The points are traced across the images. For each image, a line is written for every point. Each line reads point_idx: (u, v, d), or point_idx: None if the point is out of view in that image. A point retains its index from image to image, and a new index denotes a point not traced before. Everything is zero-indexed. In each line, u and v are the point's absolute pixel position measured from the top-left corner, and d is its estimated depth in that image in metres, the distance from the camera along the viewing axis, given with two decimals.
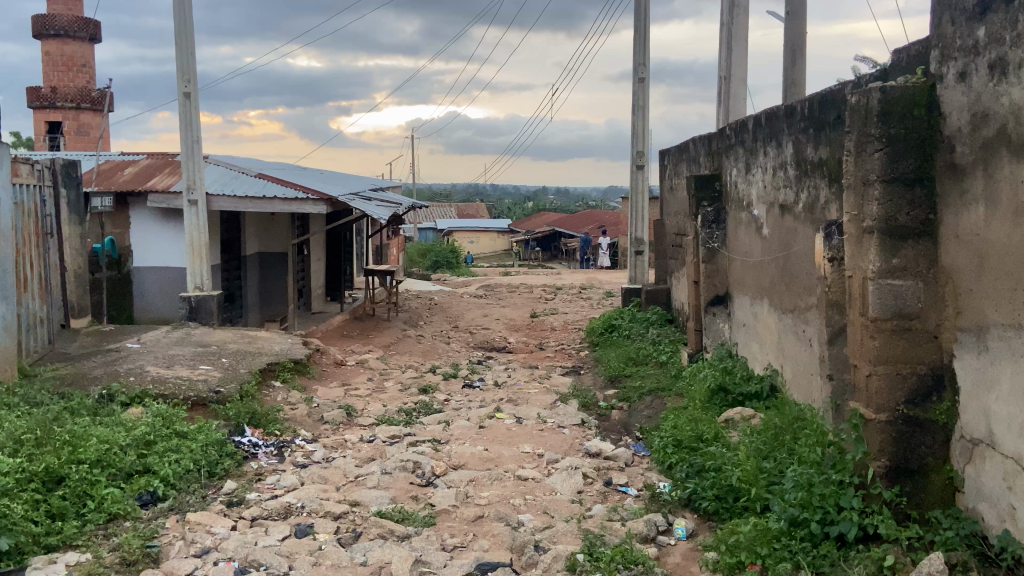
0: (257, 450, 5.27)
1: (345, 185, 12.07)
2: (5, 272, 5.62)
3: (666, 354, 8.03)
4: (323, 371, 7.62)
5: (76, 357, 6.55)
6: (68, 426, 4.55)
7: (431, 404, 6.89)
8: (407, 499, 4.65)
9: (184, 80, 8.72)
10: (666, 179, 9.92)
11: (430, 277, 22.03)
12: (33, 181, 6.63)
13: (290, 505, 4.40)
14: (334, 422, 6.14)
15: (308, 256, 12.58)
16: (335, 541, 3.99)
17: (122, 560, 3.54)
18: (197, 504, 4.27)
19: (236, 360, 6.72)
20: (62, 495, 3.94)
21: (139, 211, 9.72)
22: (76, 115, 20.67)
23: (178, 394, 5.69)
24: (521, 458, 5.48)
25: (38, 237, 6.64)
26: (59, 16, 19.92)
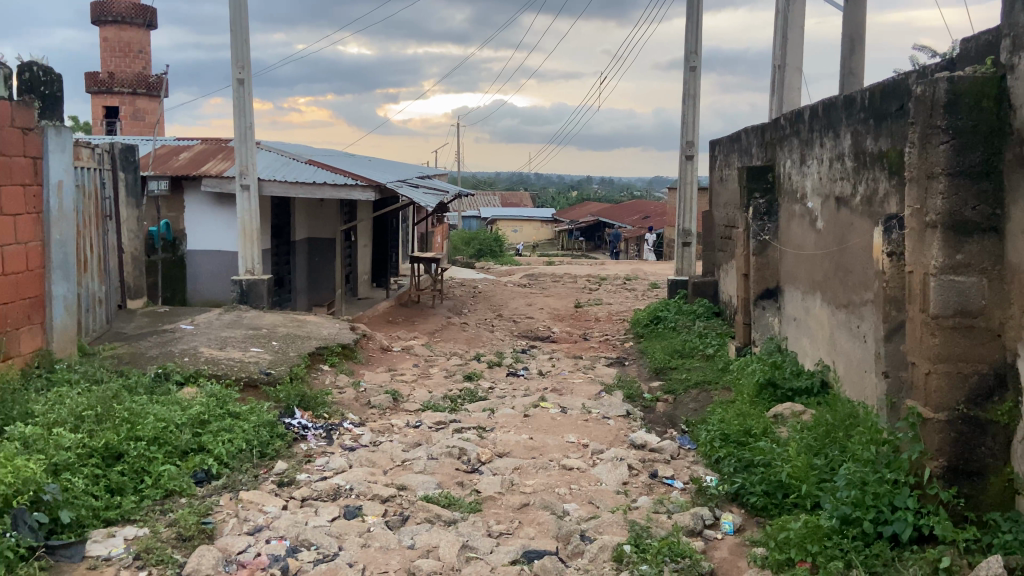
0: (306, 432, 5.36)
1: (393, 172, 12.18)
2: (66, 252, 5.78)
3: (712, 347, 7.93)
4: (370, 356, 7.71)
5: (133, 336, 6.73)
6: (126, 403, 4.68)
7: (476, 392, 6.92)
8: (453, 484, 4.69)
9: (238, 66, 8.85)
10: (717, 169, 9.79)
11: (474, 265, 22.11)
12: (94, 164, 6.81)
13: (339, 487, 4.47)
14: (381, 407, 6.21)
15: (354, 243, 12.79)
16: (384, 524, 4.04)
17: (178, 536, 3.62)
18: (249, 483, 4.36)
19: (287, 344, 6.84)
20: (121, 471, 4.06)
21: (194, 196, 9.94)
22: (133, 100, 21.17)
23: (231, 375, 5.82)
24: (565, 448, 5.48)
25: (97, 220, 6.82)
26: (118, 3, 20.42)
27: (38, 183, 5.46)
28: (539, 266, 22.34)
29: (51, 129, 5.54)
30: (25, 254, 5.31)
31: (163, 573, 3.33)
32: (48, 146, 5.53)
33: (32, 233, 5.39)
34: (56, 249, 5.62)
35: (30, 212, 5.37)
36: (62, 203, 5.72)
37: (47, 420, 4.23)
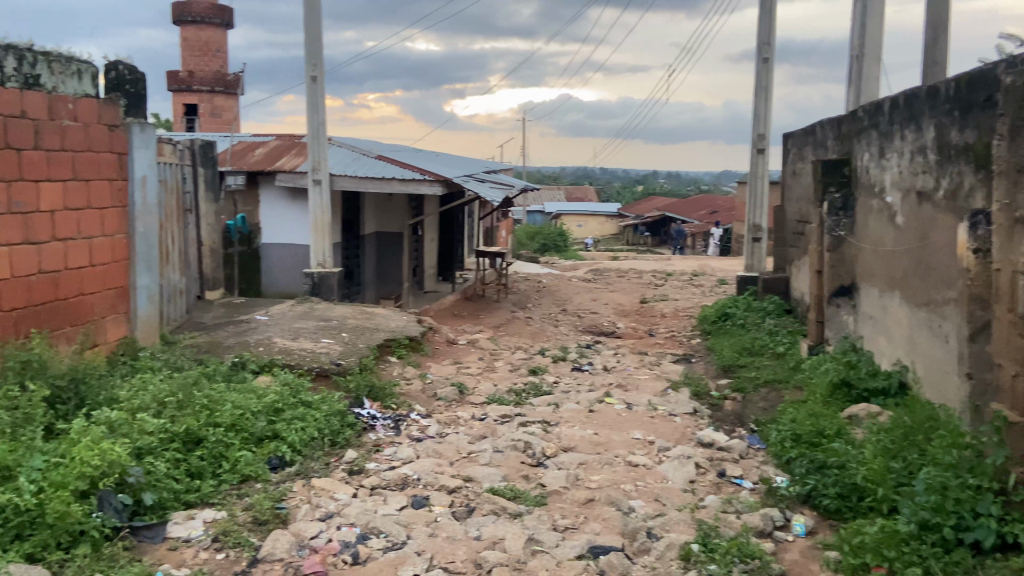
0: (375, 422, 5.47)
1: (460, 167, 12.29)
2: (148, 245, 6.03)
3: (783, 345, 7.75)
4: (436, 349, 7.80)
5: (211, 326, 6.98)
6: (205, 390, 4.86)
7: (540, 386, 6.94)
8: (519, 478, 4.72)
9: (311, 64, 9.04)
10: (790, 163, 9.54)
11: (539, 260, 22.13)
12: (176, 160, 7.07)
13: (406, 476, 4.55)
14: (447, 399, 6.29)
15: (421, 237, 12.96)
16: (450, 514, 4.10)
17: (254, 519, 3.74)
18: (321, 470, 4.48)
19: (356, 336, 6.98)
20: (200, 456, 4.22)
21: (269, 191, 10.23)
22: (211, 97, 21.90)
23: (303, 365, 5.98)
24: (631, 444, 5.45)
25: (178, 214, 7.09)
26: (197, 3, 21.14)
27: (123, 178, 5.70)
28: (604, 261, 22.20)
29: (135, 126, 5.77)
30: (111, 247, 5.56)
31: (240, 556, 3.45)
32: (133, 143, 5.76)
33: (117, 226, 5.64)
34: (139, 242, 5.87)
35: (116, 206, 5.62)
36: (145, 198, 5.96)
37: (131, 406, 4.39)
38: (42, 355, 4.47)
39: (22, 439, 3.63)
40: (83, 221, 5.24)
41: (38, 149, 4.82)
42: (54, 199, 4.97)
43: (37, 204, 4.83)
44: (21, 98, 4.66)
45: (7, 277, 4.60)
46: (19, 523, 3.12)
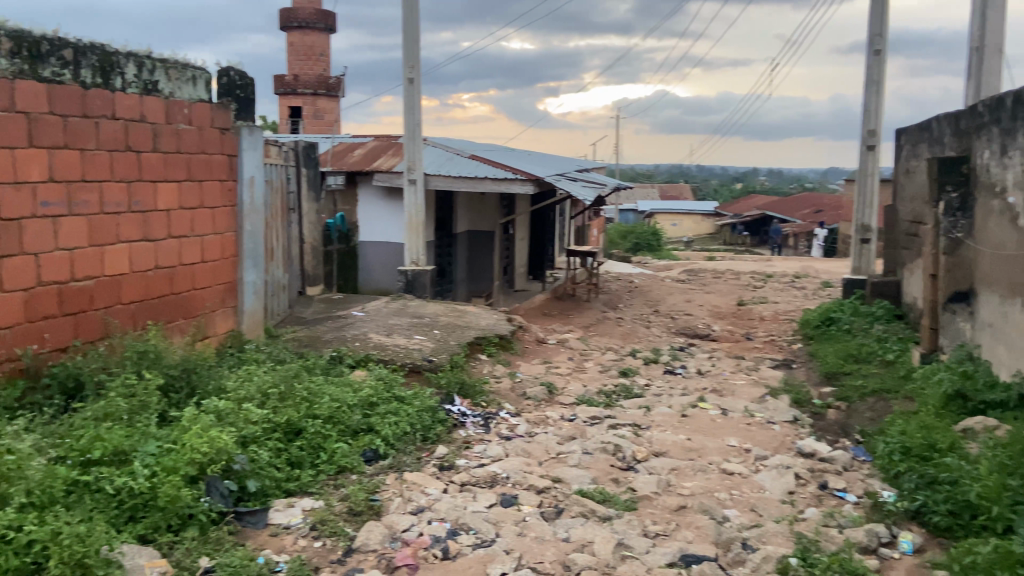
0: (465, 419, 5.51)
1: (553, 166, 12.28)
2: (255, 242, 6.29)
3: (892, 353, 7.36)
4: (527, 348, 7.81)
5: (311, 321, 7.23)
6: (305, 383, 5.02)
7: (631, 389, 6.84)
8: (609, 481, 4.66)
9: (408, 66, 9.21)
10: (902, 161, 9.05)
11: (632, 259, 21.87)
12: (280, 161, 7.36)
13: (496, 474, 4.57)
14: (537, 398, 6.28)
15: (513, 236, 13.04)
16: (539, 514, 4.08)
17: (349, 510, 3.83)
18: (413, 465, 4.56)
19: (448, 333, 7.07)
20: (300, 446, 4.37)
21: (366, 190, 10.51)
22: (314, 99, 22.73)
23: (397, 360, 6.11)
24: (726, 452, 5.29)
25: (282, 212, 7.38)
26: (302, 9, 21.97)
27: (233, 178, 5.96)
28: (700, 261, 21.71)
29: (244, 129, 6.00)
30: (221, 243, 5.83)
31: (336, 545, 3.54)
32: (242, 144, 6.01)
33: (226, 224, 5.91)
34: (247, 239, 6.13)
35: (225, 205, 5.88)
36: (253, 197, 6.22)
37: (237, 395, 4.59)
38: (157, 345, 4.74)
39: (138, 424, 3.85)
40: (195, 219, 5.52)
41: (155, 151, 5.09)
42: (170, 199, 5.26)
43: (155, 203, 5.11)
44: (141, 103, 4.93)
45: (127, 272, 4.89)
46: (134, 505, 3.30)
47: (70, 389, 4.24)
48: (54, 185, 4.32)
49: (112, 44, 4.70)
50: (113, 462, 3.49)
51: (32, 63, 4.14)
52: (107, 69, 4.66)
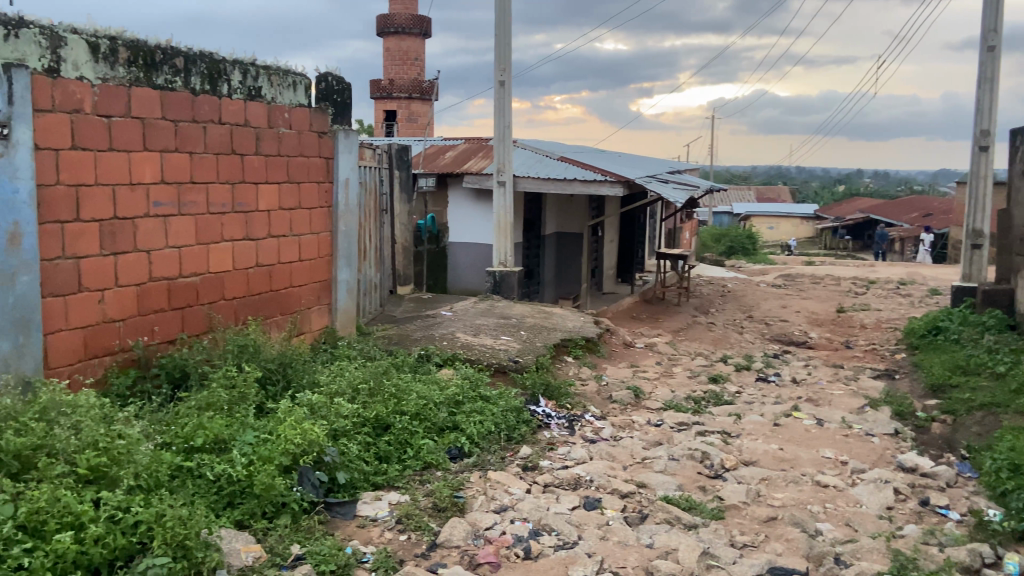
0: (550, 420, 5.50)
1: (644, 168, 12.13)
2: (349, 242, 6.49)
3: (1005, 365, 6.90)
4: (614, 351, 7.74)
5: (401, 319, 7.39)
6: (394, 379, 5.13)
7: (721, 395, 6.67)
8: (695, 488, 4.56)
9: (500, 69, 9.28)
10: (1018, 161, 8.49)
11: (726, 263, 21.34)
12: (374, 163, 7.56)
13: (580, 477, 4.54)
14: (623, 402, 6.21)
15: (602, 238, 12.96)
16: (623, 519, 4.03)
17: (434, 505, 3.89)
18: (497, 464, 4.59)
19: (534, 334, 7.09)
20: (388, 441, 4.47)
21: (457, 192, 10.67)
22: (408, 103, 23.25)
23: (483, 360, 6.17)
24: (821, 463, 5.09)
25: (375, 213, 7.58)
26: (398, 15, 22.53)
27: (329, 180, 6.16)
28: (798, 266, 20.96)
29: (341, 133, 6.19)
30: (317, 243, 6.04)
31: (421, 539, 3.60)
32: (339, 148, 6.19)
33: (322, 225, 6.12)
34: (341, 239, 6.33)
35: (322, 207, 6.09)
36: (348, 198, 6.41)
37: (330, 390, 4.73)
38: (256, 339, 4.95)
39: (237, 415, 4.03)
40: (294, 219, 5.74)
41: (258, 154, 5.33)
42: (270, 200, 5.48)
43: (256, 204, 5.34)
44: (245, 108, 5.17)
45: (230, 269, 5.13)
46: (232, 491, 3.46)
47: (176, 378, 4.48)
48: (165, 186, 4.58)
49: (219, 53, 4.95)
50: (214, 450, 3.68)
51: (147, 71, 4.40)
52: (215, 77, 4.91)
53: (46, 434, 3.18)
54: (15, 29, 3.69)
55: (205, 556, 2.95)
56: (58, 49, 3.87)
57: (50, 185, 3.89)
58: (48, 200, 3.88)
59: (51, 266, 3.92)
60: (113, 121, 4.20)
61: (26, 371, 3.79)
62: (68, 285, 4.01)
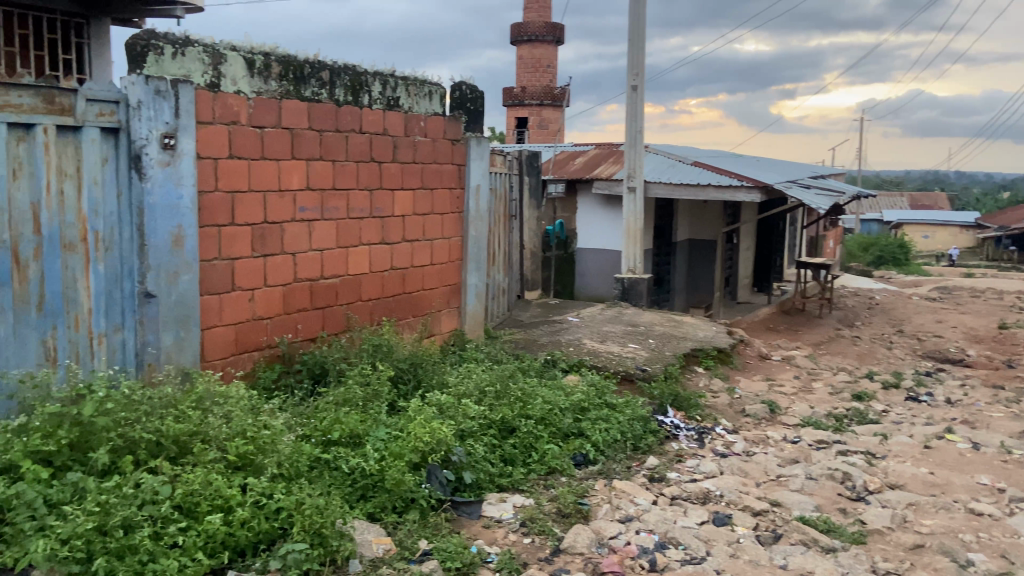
0: (678, 431, 5.36)
1: (782, 173, 11.64)
2: (479, 247, 6.61)
3: None
4: (747, 363, 7.45)
5: (528, 324, 7.45)
6: (520, 383, 5.16)
7: (865, 414, 6.26)
8: (834, 510, 4.30)
9: (633, 74, 9.16)
10: None
11: (873, 274, 20.07)
12: (505, 170, 7.67)
13: (709, 491, 4.38)
14: (756, 416, 5.95)
15: (736, 245, 12.54)
16: (754, 537, 3.86)
17: (558, 511, 3.87)
18: (623, 473, 4.51)
19: (663, 343, 6.94)
20: (513, 444, 4.50)
21: (586, 198, 10.65)
22: (539, 110, 23.47)
23: (610, 367, 6.10)
24: (976, 490, 4.67)
25: (505, 219, 7.68)
26: (532, 23, 22.85)
27: (461, 186, 6.31)
28: (956, 279, 19.38)
29: (473, 140, 6.32)
30: (448, 247, 6.20)
31: (545, 543, 3.59)
32: (470, 155, 6.32)
33: (454, 230, 6.27)
34: (472, 244, 6.46)
35: (454, 212, 6.24)
36: (479, 204, 6.53)
37: (457, 391, 4.82)
38: (390, 339, 5.13)
39: (371, 411, 4.19)
40: (427, 224, 5.92)
41: (395, 161, 5.53)
42: (405, 206, 5.68)
43: (392, 209, 5.54)
44: (384, 118, 5.38)
45: (367, 271, 5.36)
46: (365, 484, 3.60)
47: (316, 374, 4.71)
48: (310, 192, 4.84)
49: (362, 65, 5.19)
50: (349, 444, 3.84)
51: (296, 84, 4.68)
52: (357, 88, 5.14)
53: (201, 422, 3.43)
54: (182, 48, 4.01)
55: (339, 545, 3.07)
56: (218, 66, 4.19)
57: (208, 192, 4.20)
58: (207, 205, 4.19)
59: (209, 266, 4.23)
60: (265, 131, 4.49)
61: (185, 362, 4.11)
62: (222, 284, 4.32)
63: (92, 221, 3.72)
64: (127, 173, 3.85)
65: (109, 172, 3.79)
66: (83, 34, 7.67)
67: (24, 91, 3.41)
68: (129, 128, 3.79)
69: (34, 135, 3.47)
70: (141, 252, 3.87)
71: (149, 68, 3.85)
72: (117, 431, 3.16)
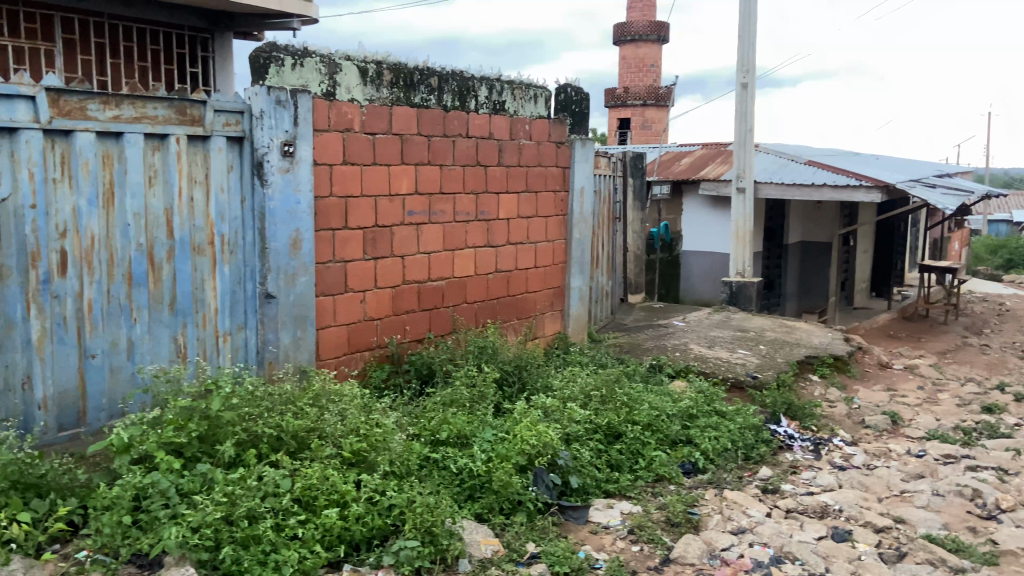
0: (792, 442, 5.14)
1: (903, 171, 11.01)
2: (583, 250, 6.56)
3: None
4: (866, 372, 7.08)
5: (633, 328, 7.35)
6: (626, 388, 5.08)
7: (998, 427, 5.81)
8: (964, 529, 4.01)
9: (742, 71, 8.88)
10: None
11: (1005, 278, 18.68)
12: (609, 172, 7.60)
13: (827, 505, 4.18)
14: (877, 428, 5.63)
15: (852, 248, 11.95)
16: (877, 555, 3.65)
17: (668, 520, 3.78)
18: (734, 483, 4.37)
19: (775, 349, 6.69)
20: (619, 449, 4.44)
21: (692, 199, 10.47)
22: (643, 111, 23.20)
23: (718, 374, 5.93)
24: None
25: (609, 221, 7.61)
26: (635, 23, 22.62)
27: (566, 189, 6.29)
28: None
29: (578, 142, 6.29)
30: (552, 250, 6.19)
31: (654, 552, 3.51)
32: (575, 157, 6.29)
33: (558, 233, 6.26)
34: (576, 247, 6.43)
35: (558, 215, 6.23)
36: (583, 207, 6.49)
37: (563, 394, 4.79)
38: (495, 341, 5.16)
39: (477, 412, 4.23)
40: (531, 227, 5.93)
41: (500, 164, 5.57)
42: (511, 209, 5.71)
43: (497, 212, 5.59)
44: (490, 122, 5.43)
45: (473, 274, 5.43)
46: (472, 484, 3.63)
47: (424, 375, 4.79)
48: (418, 196, 4.94)
49: (469, 71, 5.26)
50: (457, 444, 3.89)
51: (406, 91, 4.79)
52: (464, 93, 5.22)
53: (318, 418, 3.56)
54: (301, 59, 4.17)
55: (449, 544, 3.11)
56: (334, 75, 4.33)
57: (324, 197, 4.35)
58: (322, 210, 4.34)
59: (324, 269, 4.38)
60: (377, 137, 4.61)
61: (302, 361, 4.29)
62: (336, 286, 4.46)
63: (219, 225, 3.93)
64: (250, 179, 4.04)
65: (234, 179, 3.99)
66: (209, 48, 8.18)
67: (159, 104, 3.64)
68: (252, 137, 3.98)
69: (168, 144, 3.69)
70: (263, 254, 4.06)
71: (271, 78, 4.03)
72: (242, 426, 3.32)
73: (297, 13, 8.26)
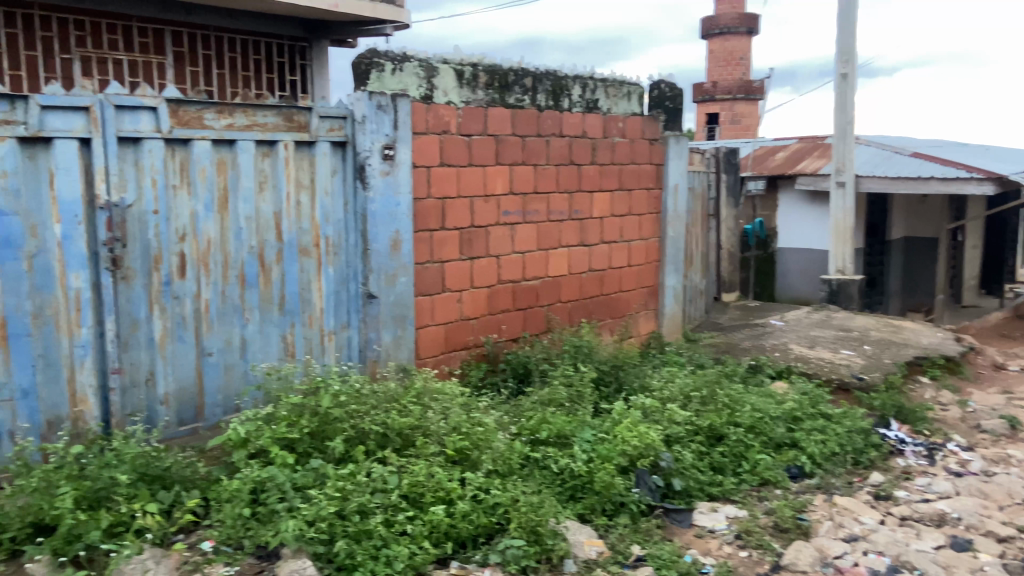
0: (903, 446, 4.91)
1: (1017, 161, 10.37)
2: (677, 248, 6.45)
3: None
4: (979, 373, 6.70)
5: (729, 327, 7.19)
6: (727, 389, 4.96)
7: None
8: None
9: (842, 61, 8.56)
10: None
11: None
12: (703, 168, 7.47)
13: (945, 513, 3.97)
14: (995, 433, 5.32)
15: (959, 244, 11.34)
16: (1002, 566, 3.44)
17: (775, 525, 3.68)
18: (844, 489, 4.21)
19: (881, 350, 6.43)
20: (722, 452, 4.34)
21: (788, 194, 10.17)
22: (732, 105, 22.67)
23: (822, 375, 5.73)
24: None
25: (703, 219, 7.48)
26: (725, 15, 22.10)
27: (659, 187, 6.21)
28: None
29: (672, 139, 6.18)
30: (646, 249, 6.12)
31: (763, 558, 3.42)
32: (669, 154, 6.18)
33: (652, 231, 6.18)
34: (670, 245, 6.33)
35: (651, 213, 6.15)
36: (677, 204, 6.38)
37: (661, 395, 4.72)
38: (590, 341, 5.14)
39: (577, 412, 4.22)
40: (625, 226, 5.87)
41: (594, 163, 5.54)
42: (605, 207, 5.67)
43: (591, 211, 5.56)
44: (584, 121, 5.41)
45: (567, 273, 5.42)
46: (574, 485, 3.62)
47: (520, 374, 4.81)
48: (513, 196, 4.96)
49: (562, 70, 5.25)
50: (558, 443, 3.89)
51: (501, 92, 4.82)
52: (558, 92, 5.21)
53: (422, 416, 3.61)
54: (401, 64, 4.24)
55: (554, 544, 3.11)
56: (432, 79, 4.39)
57: (422, 199, 4.42)
58: (421, 211, 4.41)
59: (423, 269, 4.45)
60: (473, 139, 4.65)
61: (403, 359, 4.37)
62: (434, 286, 4.53)
63: (324, 227, 4.06)
64: (353, 183, 4.14)
65: (338, 184, 4.10)
66: (307, 56, 8.46)
67: (268, 112, 3.78)
68: (355, 142, 4.08)
69: (277, 151, 3.83)
70: (365, 255, 4.16)
71: (373, 84, 4.11)
72: (350, 422, 3.41)
73: (392, 19, 8.41)
